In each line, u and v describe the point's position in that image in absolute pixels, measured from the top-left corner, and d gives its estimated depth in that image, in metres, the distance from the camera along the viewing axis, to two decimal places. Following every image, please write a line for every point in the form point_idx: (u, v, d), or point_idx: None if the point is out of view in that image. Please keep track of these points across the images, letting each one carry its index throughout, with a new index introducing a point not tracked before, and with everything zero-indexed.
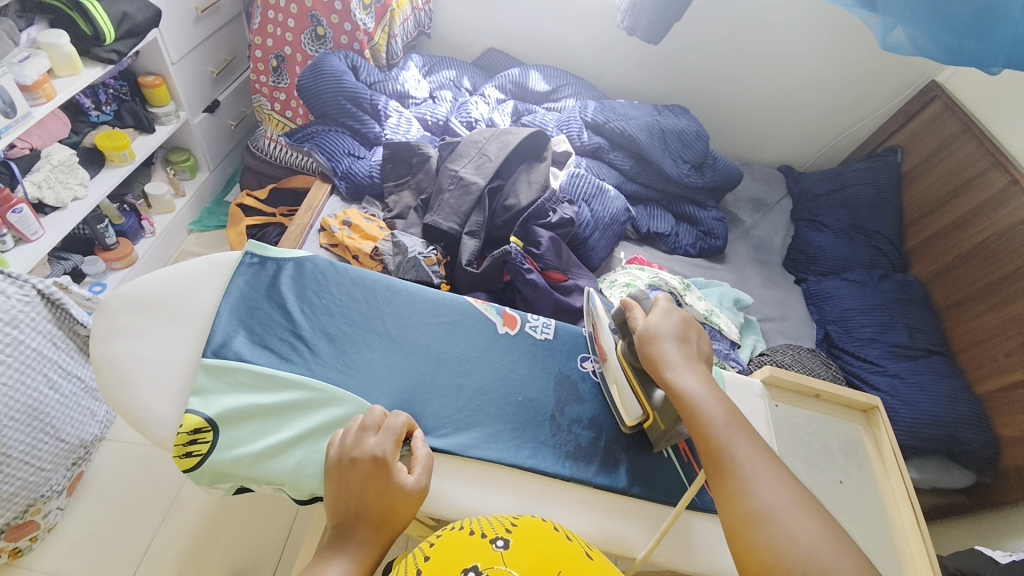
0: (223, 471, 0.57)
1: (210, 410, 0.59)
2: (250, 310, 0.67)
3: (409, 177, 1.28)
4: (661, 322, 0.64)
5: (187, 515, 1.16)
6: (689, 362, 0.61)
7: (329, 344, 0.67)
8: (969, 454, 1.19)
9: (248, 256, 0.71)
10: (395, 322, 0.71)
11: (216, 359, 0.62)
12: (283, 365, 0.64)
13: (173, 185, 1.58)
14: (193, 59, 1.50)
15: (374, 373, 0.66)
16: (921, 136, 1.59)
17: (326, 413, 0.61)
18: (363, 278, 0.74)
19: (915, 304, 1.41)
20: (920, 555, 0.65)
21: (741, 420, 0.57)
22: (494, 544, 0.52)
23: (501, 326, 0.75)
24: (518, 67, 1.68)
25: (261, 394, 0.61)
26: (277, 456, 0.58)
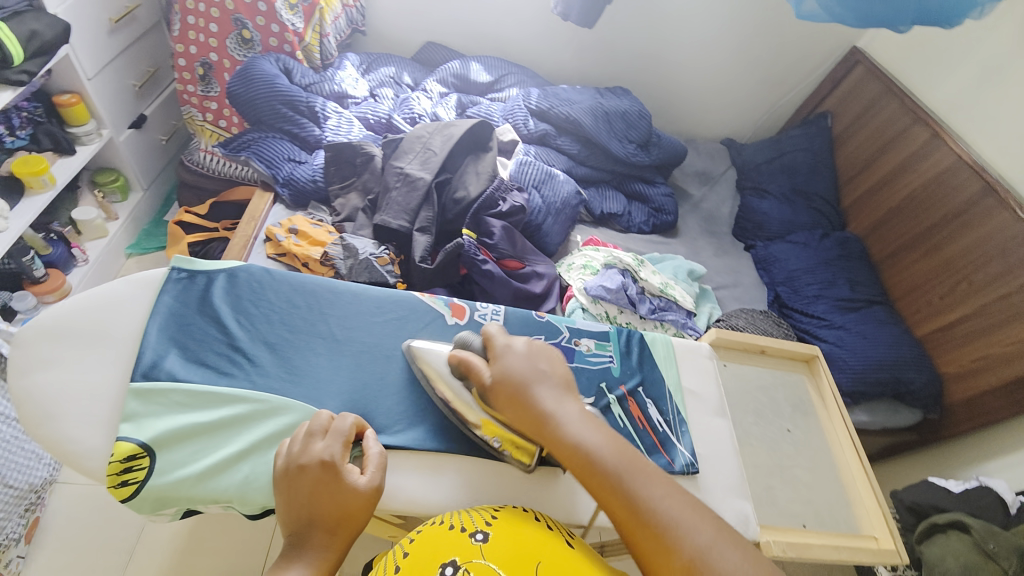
0: (164, 496, 0.55)
1: (144, 435, 0.57)
2: (181, 327, 0.64)
3: (354, 178, 1.25)
4: (513, 364, 0.61)
5: (155, 550, 1.11)
6: (563, 403, 0.58)
7: (270, 354, 0.65)
8: (914, 394, 1.26)
9: (175, 271, 0.68)
10: (340, 324, 0.69)
11: (147, 382, 0.59)
12: (221, 380, 0.62)
13: (104, 208, 1.49)
14: (112, 73, 1.40)
15: (321, 378, 0.64)
16: (848, 100, 1.68)
17: (270, 424, 0.60)
18: (302, 282, 0.71)
19: (854, 259, 1.49)
20: (864, 488, 0.70)
21: (629, 454, 0.54)
22: (472, 538, 0.52)
23: (450, 317, 0.73)
24: (458, 59, 1.66)
25: (199, 412, 0.59)
26: (222, 474, 0.56)
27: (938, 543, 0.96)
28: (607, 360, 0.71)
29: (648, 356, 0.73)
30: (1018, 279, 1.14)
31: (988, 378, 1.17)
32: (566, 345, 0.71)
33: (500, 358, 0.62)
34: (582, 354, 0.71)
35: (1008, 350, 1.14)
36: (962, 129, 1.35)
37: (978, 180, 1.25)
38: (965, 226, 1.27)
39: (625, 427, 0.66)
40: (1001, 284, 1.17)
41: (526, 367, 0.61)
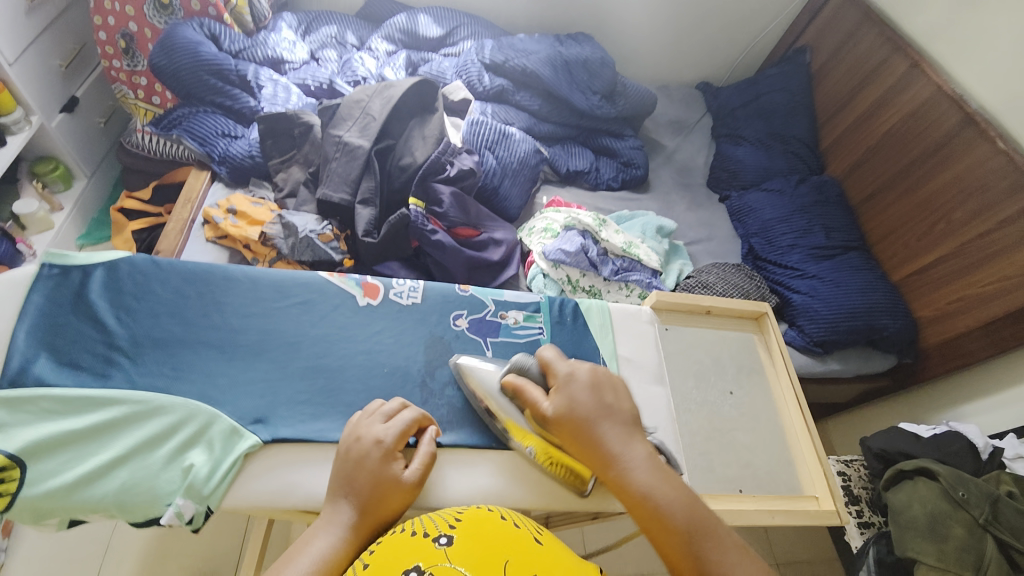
0: (39, 509, 0.50)
1: (12, 445, 0.51)
2: (54, 328, 0.58)
3: (294, 150, 1.17)
4: (576, 397, 0.56)
5: (133, 539, 1.11)
6: (630, 446, 0.54)
7: (155, 350, 0.59)
8: (888, 339, 1.23)
9: (45, 267, 0.60)
10: (235, 312, 0.64)
11: (11, 389, 0.54)
12: (98, 383, 0.57)
13: (46, 200, 1.41)
14: (35, 55, 1.30)
15: (213, 371, 0.60)
16: (826, 33, 1.56)
17: (152, 425, 0.55)
18: (193, 270, 0.65)
19: (830, 204, 1.43)
20: (806, 445, 0.68)
21: (707, 523, 0.49)
22: (436, 542, 0.43)
23: (361, 297, 0.69)
24: (405, 12, 1.53)
25: (74, 418, 0.54)
26: (97, 482, 0.52)
27: (904, 490, 0.95)
28: (536, 331, 0.70)
29: (582, 324, 0.71)
30: (996, 216, 1.09)
31: (965, 320, 1.14)
32: (490, 319, 0.71)
33: (564, 387, 0.58)
34: (508, 327, 0.71)
35: (986, 291, 1.11)
36: (944, 55, 1.26)
37: (958, 111, 1.18)
38: (945, 161, 1.20)
39: None
40: (978, 222, 1.12)
41: (591, 401, 0.56)
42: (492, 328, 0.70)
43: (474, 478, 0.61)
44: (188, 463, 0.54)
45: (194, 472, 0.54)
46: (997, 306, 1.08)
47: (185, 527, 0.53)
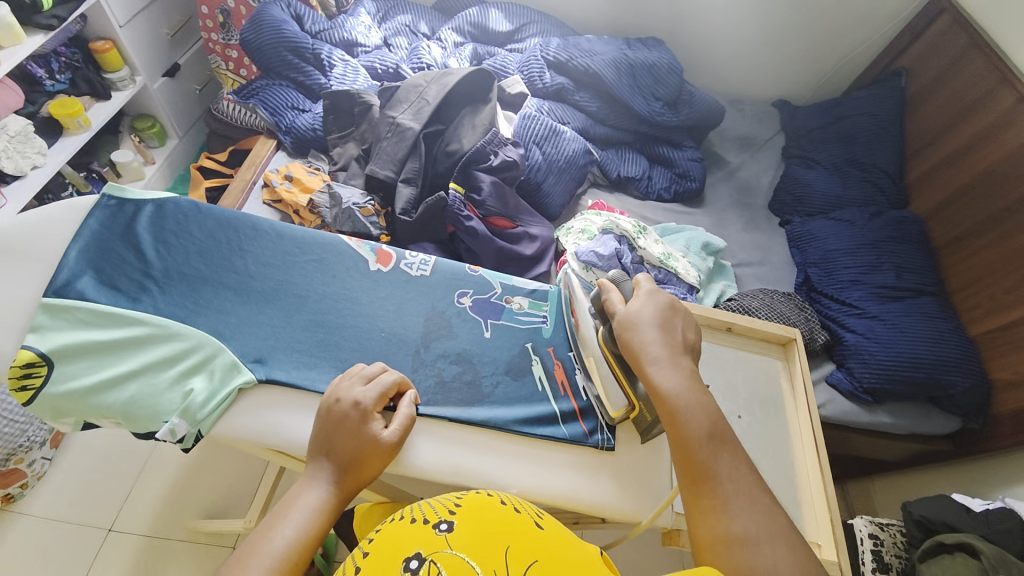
0: (58, 405, 0.56)
1: (45, 345, 0.57)
2: (100, 251, 0.65)
3: (353, 127, 1.23)
4: (645, 308, 0.60)
5: (164, 466, 1.22)
6: (673, 358, 0.56)
7: (180, 283, 0.64)
8: (954, 398, 1.10)
9: (105, 197, 0.68)
10: (256, 260, 0.68)
11: (56, 298, 0.60)
12: (128, 304, 0.62)
13: (141, 153, 1.57)
14: (145, 20, 1.45)
15: (226, 310, 0.64)
16: (927, 56, 1.42)
17: (166, 348, 0.60)
18: (227, 218, 0.71)
19: (906, 242, 1.29)
20: (816, 486, 0.62)
21: (724, 437, 0.51)
22: (436, 529, 0.43)
23: (373, 263, 0.72)
24: (477, 6, 1.57)
25: (101, 331, 0.60)
26: (111, 390, 0.57)
27: (940, 564, 0.84)
28: (538, 319, 0.72)
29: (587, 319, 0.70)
30: None
31: None
32: (494, 301, 0.72)
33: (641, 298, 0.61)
34: (512, 312, 0.72)
35: None
36: None
37: None
38: None
39: (543, 390, 0.67)
40: None
41: (656, 314, 0.59)
42: (495, 311, 0.71)
43: (454, 456, 0.61)
44: (189, 388, 0.58)
45: (192, 397, 0.58)
46: None
47: (176, 445, 0.57)
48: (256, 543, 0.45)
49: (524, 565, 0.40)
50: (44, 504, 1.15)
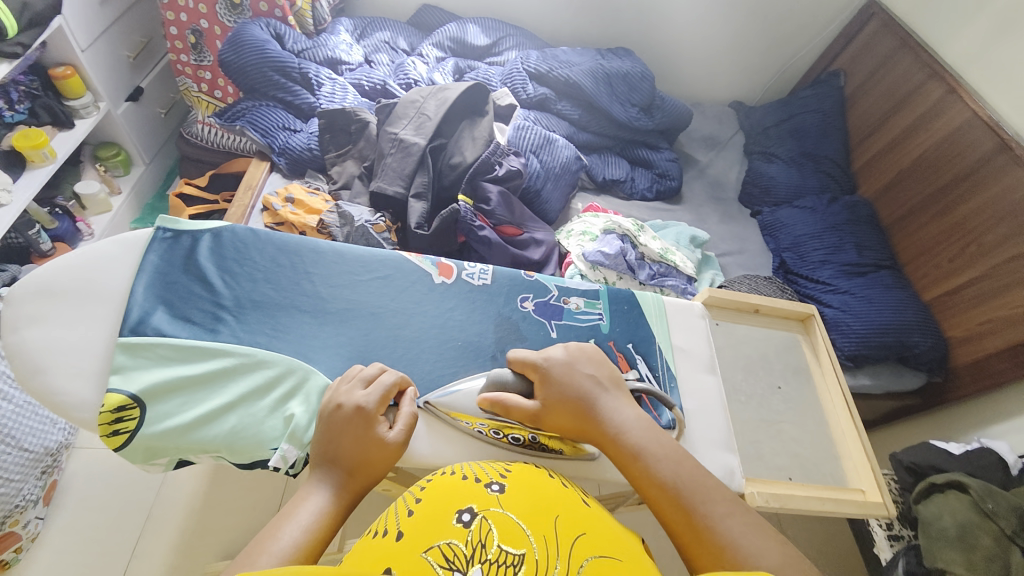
0: (153, 446, 0.55)
1: (133, 386, 0.57)
2: (168, 285, 0.64)
3: (350, 145, 1.24)
4: (561, 384, 0.60)
5: (171, 510, 1.15)
6: (624, 408, 0.59)
7: (255, 311, 0.64)
8: (919, 357, 1.24)
9: (160, 231, 0.66)
10: (325, 282, 0.68)
11: (134, 336, 0.59)
12: (208, 336, 0.62)
13: (106, 182, 1.49)
14: (106, 44, 1.38)
15: (307, 333, 0.64)
16: (862, 57, 1.60)
17: (256, 377, 0.60)
18: (287, 243, 0.70)
19: (863, 223, 1.45)
20: (852, 441, 0.73)
21: (698, 479, 0.53)
22: (488, 488, 0.43)
23: (437, 276, 0.73)
24: (454, 22, 1.61)
25: (187, 365, 0.60)
26: (209, 424, 0.57)
27: (935, 502, 0.96)
28: (595, 318, 0.74)
29: (638, 312, 0.76)
30: None
31: (995, 341, 1.15)
32: (554, 303, 0.75)
33: (547, 377, 0.61)
34: (570, 312, 0.74)
35: (1016, 312, 1.11)
36: (982, 82, 1.28)
37: (993, 137, 1.20)
38: (978, 185, 1.22)
39: None
40: (1012, 245, 1.13)
41: (579, 379, 0.60)
42: (556, 311, 0.74)
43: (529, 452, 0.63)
44: (289, 413, 0.59)
45: (295, 421, 0.58)
46: None
47: (287, 471, 0.57)
48: (265, 542, 0.44)
49: (573, 537, 0.39)
50: (42, 567, 1.07)
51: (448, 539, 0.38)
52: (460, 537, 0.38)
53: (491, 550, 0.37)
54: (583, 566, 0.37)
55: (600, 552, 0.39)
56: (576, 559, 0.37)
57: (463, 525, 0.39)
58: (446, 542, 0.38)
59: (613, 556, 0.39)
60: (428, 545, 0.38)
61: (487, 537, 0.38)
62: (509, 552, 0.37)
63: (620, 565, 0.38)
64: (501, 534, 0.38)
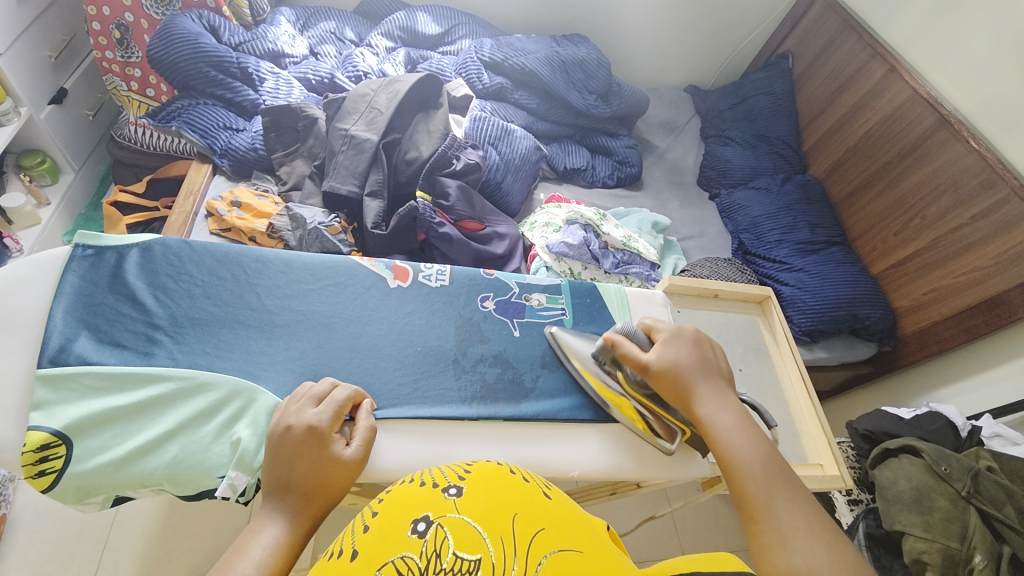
0: (86, 484, 0.51)
1: (57, 422, 0.52)
2: (92, 308, 0.59)
3: (298, 144, 1.18)
4: (678, 352, 0.62)
5: (131, 539, 1.09)
6: (722, 395, 0.60)
7: (194, 330, 0.60)
8: (869, 328, 1.30)
9: (79, 248, 0.61)
10: (270, 294, 0.64)
11: (55, 367, 0.54)
12: (142, 361, 0.57)
13: (32, 193, 1.37)
14: (26, 44, 1.27)
15: (253, 349, 0.61)
16: (808, 39, 1.65)
17: (198, 402, 0.56)
18: (227, 253, 0.66)
19: (814, 202, 1.50)
20: (811, 418, 0.76)
21: (781, 471, 0.53)
22: (445, 493, 0.42)
23: (392, 279, 0.70)
24: (403, 10, 1.55)
25: (118, 395, 0.55)
26: (147, 456, 0.53)
27: (890, 467, 1.03)
28: (558, 313, 0.74)
29: (601, 304, 0.76)
30: (968, 211, 1.16)
31: (940, 310, 1.22)
32: (515, 301, 0.73)
33: (676, 340, 0.63)
34: (533, 309, 0.74)
35: (958, 281, 1.18)
36: (919, 60, 1.34)
37: (932, 113, 1.26)
38: (920, 160, 1.28)
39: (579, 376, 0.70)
40: (952, 217, 1.20)
41: (694, 356, 0.62)
42: (519, 309, 0.73)
43: (501, 451, 0.63)
44: (236, 437, 0.55)
45: (242, 446, 0.55)
46: (969, 296, 1.16)
47: (237, 500, 0.54)
48: None
49: (531, 535, 0.38)
50: None
51: (403, 553, 0.36)
52: (415, 548, 0.36)
53: (446, 558, 0.36)
54: (541, 564, 0.36)
55: (558, 547, 0.38)
56: (534, 558, 0.36)
57: (418, 535, 0.37)
58: (400, 556, 0.36)
59: (571, 549, 0.38)
60: (382, 562, 0.36)
61: (442, 546, 0.36)
62: (464, 558, 0.35)
63: (581, 557, 0.37)
64: (457, 541, 0.37)
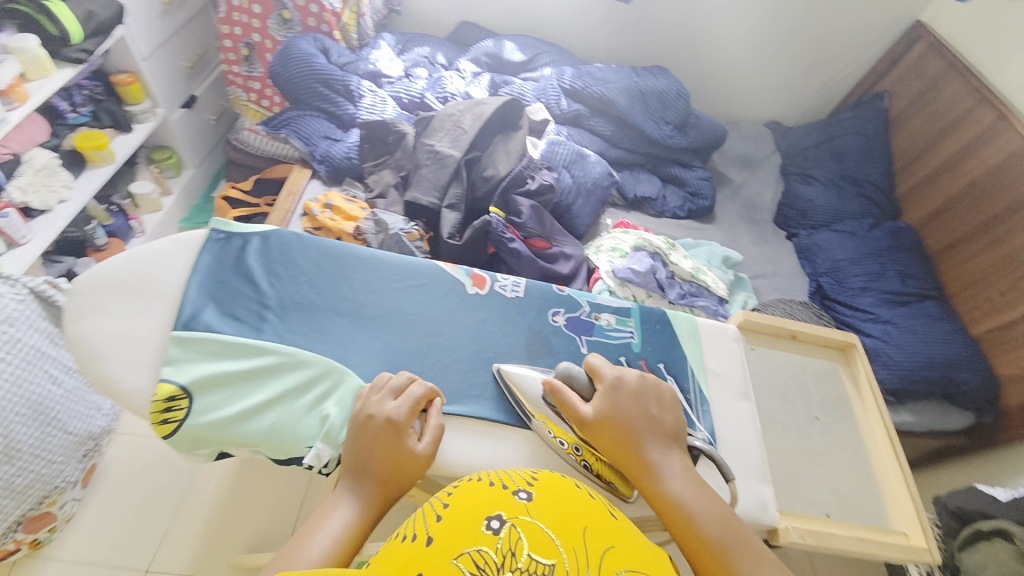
0: (200, 435, 0.58)
1: (183, 378, 0.60)
2: (217, 284, 0.66)
3: (387, 155, 1.28)
4: (621, 416, 0.59)
5: (201, 502, 1.19)
6: (669, 458, 0.58)
7: (298, 314, 0.66)
8: (967, 395, 1.18)
9: (213, 232, 0.70)
10: (364, 288, 0.70)
11: (187, 331, 0.62)
12: (253, 335, 0.64)
13: (159, 183, 1.58)
14: (165, 54, 1.48)
15: (344, 337, 0.66)
16: (907, 80, 1.55)
17: (296, 376, 0.62)
18: (330, 248, 0.73)
19: (906, 251, 1.39)
20: (897, 482, 0.70)
21: (740, 543, 0.51)
22: (516, 496, 0.43)
23: (470, 286, 0.74)
24: (492, 39, 1.65)
25: (233, 362, 0.62)
26: (250, 419, 0.59)
27: (980, 550, 0.95)
28: (627, 336, 0.73)
29: (671, 332, 0.74)
30: None
31: None
32: (585, 319, 0.74)
33: (615, 391, 0.60)
34: (601, 328, 0.73)
35: None
36: None
37: None
38: None
39: None
40: None
41: (635, 412, 0.60)
42: (588, 327, 0.73)
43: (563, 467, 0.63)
44: (325, 413, 0.60)
45: (330, 421, 0.59)
46: None
47: (321, 471, 0.58)
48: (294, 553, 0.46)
49: (602, 551, 0.39)
50: (70, 549, 1.11)
51: (479, 547, 0.38)
52: (490, 544, 0.38)
53: (521, 558, 0.37)
54: None
55: (625, 567, 0.39)
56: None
57: (493, 532, 0.39)
58: (476, 550, 0.38)
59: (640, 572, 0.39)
60: (458, 552, 0.38)
61: (517, 546, 0.38)
62: (539, 562, 0.37)
63: None
64: (530, 544, 0.38)
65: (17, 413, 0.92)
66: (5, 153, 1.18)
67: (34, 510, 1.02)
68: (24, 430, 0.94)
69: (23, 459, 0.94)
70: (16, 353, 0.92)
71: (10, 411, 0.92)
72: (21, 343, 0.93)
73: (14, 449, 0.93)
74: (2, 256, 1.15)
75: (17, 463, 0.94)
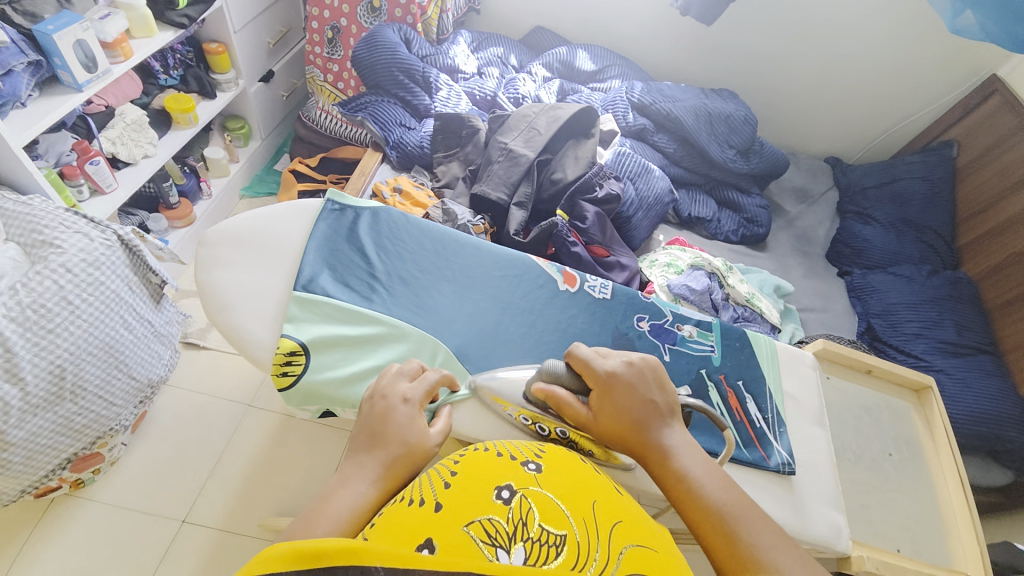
0: (314, 391, 0.61)
1: (303, 335, 0.63)
2: (332, 252, 0.71)
3: (458, 149, 1.31)
4: (620, 397, 0.57)
5: (238, 461, 1.23)
6: (673, 433, 0.57)
7: (404, 288, 0.70)
8: (1012, 454, 1.17)
9: (329, 203, 0.75)
10: (463, 271, 0.73)
11: (305, 293, 0.66)
12: (363, 303, 0.67)
13: (228, 150, 1.64)
14: (253, 29, 1.53)
15: (444, 315, 0.69)
16: (978, 131, 1.52)
17: (402, 347, 0.65)
18: (432, 230, 0.76)
19: (964, 302, 1.37)
20: (965, 527, 0.72)
21: (743, 510, 0.51)
22: (525, 467, 0.44)
23: (562, 283, 0.76)
24: (565, 46, 1.67)
25: (346, 326, 0.65)
26: (360, 382, 0.62)
27: None
28: (708, 349, 0.74)
29: (751, 351, 0.75)
30: None
31: None
32: (668, 328, 0.75)
33: (608, 387, 0.57)
34: (684, 339, 0.74)
35: None
36: None
37: None
38: None
39: (722, 414, 0.69)
40: None
41: (637, 394, 0.57)
42: (671, 336, 0.74)
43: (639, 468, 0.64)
44: None
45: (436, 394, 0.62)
46: None
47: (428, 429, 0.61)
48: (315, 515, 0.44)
49: (612, 524, 0.40)
50: (113, 492, 1.15)
51: (489, 515, 0.38)
52: (500, 513, 0.38)
53: (533, 528, 0.38)
54: (623, 553, 0.38)
55: (636, 541, 0.40)
56: (616, 546, 0.38)
57: (504, 501, 0.39)
58: (486, 518, 0.38)
59: (645, 545, 0.40)
60: (468, 519, 0.38)
61: (528, 515, 0.38)
62: (550, 531, 0.38)
63: (653, 555, 0.39)
64: (541, 513, 0.39)
65: (90, 352, 0.94)
66: (99, 104, 1.23)
67: (87, 449, 1.04)
68: (92, 369, 0.96)
69: (87, 398, 0.96)
70: (97, 295, 0.95)
71: (84, 350, 0.94)
72: (102, 286, 0.96)
73: (81, 386, 0.94)
74: (86, 202, 1.21)
75: (80, 400, 0.95)
